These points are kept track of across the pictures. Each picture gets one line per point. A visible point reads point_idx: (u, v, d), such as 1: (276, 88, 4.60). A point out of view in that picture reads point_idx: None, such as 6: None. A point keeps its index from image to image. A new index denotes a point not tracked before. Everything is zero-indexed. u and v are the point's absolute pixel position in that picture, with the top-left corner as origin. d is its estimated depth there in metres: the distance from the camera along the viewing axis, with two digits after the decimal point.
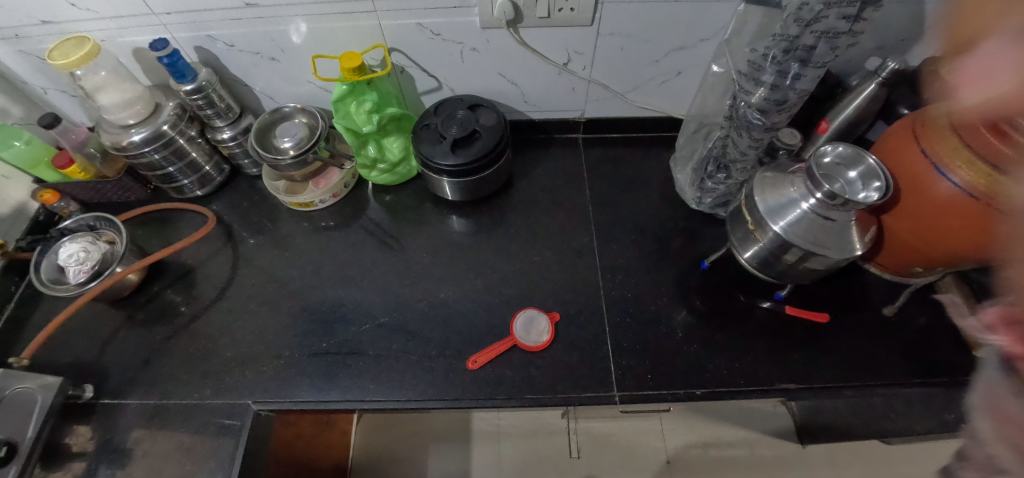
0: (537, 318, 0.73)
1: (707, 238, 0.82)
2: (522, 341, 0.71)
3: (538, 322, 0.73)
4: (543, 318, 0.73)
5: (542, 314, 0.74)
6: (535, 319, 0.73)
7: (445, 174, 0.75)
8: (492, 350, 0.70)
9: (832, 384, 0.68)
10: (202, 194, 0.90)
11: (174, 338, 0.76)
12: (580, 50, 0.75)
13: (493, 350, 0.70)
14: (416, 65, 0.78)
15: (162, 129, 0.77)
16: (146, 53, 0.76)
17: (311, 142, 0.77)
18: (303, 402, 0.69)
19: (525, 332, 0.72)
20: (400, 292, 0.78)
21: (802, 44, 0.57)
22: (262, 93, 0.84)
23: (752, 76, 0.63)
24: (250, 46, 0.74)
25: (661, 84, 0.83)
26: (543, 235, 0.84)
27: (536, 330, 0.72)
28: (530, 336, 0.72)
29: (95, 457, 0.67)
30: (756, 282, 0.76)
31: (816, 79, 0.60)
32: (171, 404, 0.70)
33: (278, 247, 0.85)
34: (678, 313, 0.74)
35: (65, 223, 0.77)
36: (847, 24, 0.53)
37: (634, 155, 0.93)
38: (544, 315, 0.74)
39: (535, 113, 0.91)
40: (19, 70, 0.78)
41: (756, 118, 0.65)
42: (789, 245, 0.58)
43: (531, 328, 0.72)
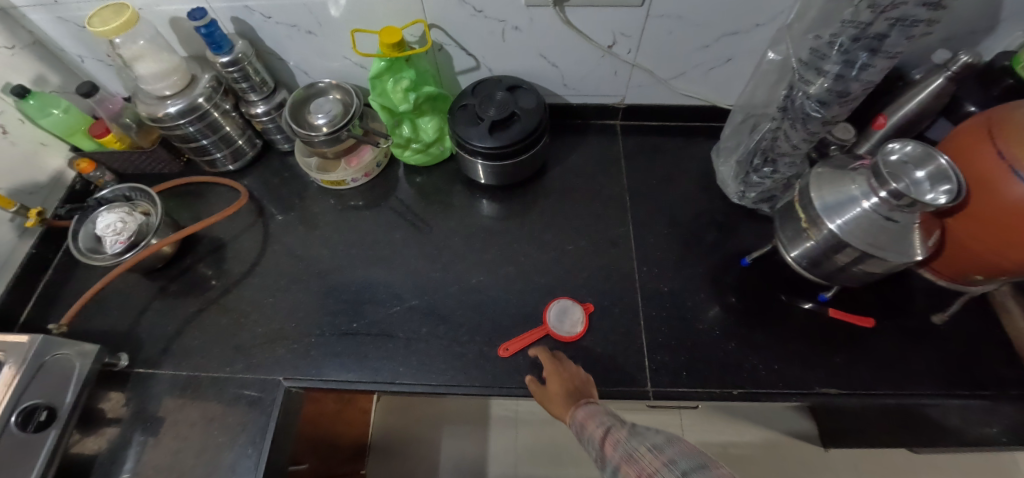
0: (567, 309, 0.72)
1: (747, 234, 0.80)
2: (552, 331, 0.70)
3: (569, 312, 0.72)
4: (572, 308, 0.72)
5: (571, 304, 0.72)
6: (563, 309, 0.72)
7: (480, 156, 0.73)
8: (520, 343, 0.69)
9: (876, 392, 0.65)
10: (234, 168, 0.90)
11: (206, 311, 0.77)
12: (627, 32, 0.72)
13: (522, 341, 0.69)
14: (455, 43, 0.75)
15: (197, 101, 0.76)
16: (182, 23, 0.75)
17: (344, 119, 0.75)
18: (332, 381, 0.69)
19: (555, 323, 0.71)
20: (430, 276, 0.77)
21: (873, 32, 0.52)
22: (297, 67, 0.83)
23: (814, 64, 0.59)
24: (287, 18, 0.72)
25: (709, 70, 0.79)
26: (576, 223, 0.82)
27: (567, 322, 0.71)
28: (560, 327, 0.70)
29: (131, 424, 0.68)
30: (799, 281, 0.74)
31: (885, 69, 0.55)
32: (203, 377, 0.71)
33: (308, 225, 0.85)
34: (713, 308, 0.72)
35: (102, 193, 0.78)
36: (927, 11, 0.49)
37: (673, 145, 0.90)
38: (573, 305, 0.72)
39: (573, 98, 0.88)
40: (57, 37, 0.77)
41: (814, 110, 0.61)
42: (845, 246, 0.55)
43: (562, 319, 0.71)
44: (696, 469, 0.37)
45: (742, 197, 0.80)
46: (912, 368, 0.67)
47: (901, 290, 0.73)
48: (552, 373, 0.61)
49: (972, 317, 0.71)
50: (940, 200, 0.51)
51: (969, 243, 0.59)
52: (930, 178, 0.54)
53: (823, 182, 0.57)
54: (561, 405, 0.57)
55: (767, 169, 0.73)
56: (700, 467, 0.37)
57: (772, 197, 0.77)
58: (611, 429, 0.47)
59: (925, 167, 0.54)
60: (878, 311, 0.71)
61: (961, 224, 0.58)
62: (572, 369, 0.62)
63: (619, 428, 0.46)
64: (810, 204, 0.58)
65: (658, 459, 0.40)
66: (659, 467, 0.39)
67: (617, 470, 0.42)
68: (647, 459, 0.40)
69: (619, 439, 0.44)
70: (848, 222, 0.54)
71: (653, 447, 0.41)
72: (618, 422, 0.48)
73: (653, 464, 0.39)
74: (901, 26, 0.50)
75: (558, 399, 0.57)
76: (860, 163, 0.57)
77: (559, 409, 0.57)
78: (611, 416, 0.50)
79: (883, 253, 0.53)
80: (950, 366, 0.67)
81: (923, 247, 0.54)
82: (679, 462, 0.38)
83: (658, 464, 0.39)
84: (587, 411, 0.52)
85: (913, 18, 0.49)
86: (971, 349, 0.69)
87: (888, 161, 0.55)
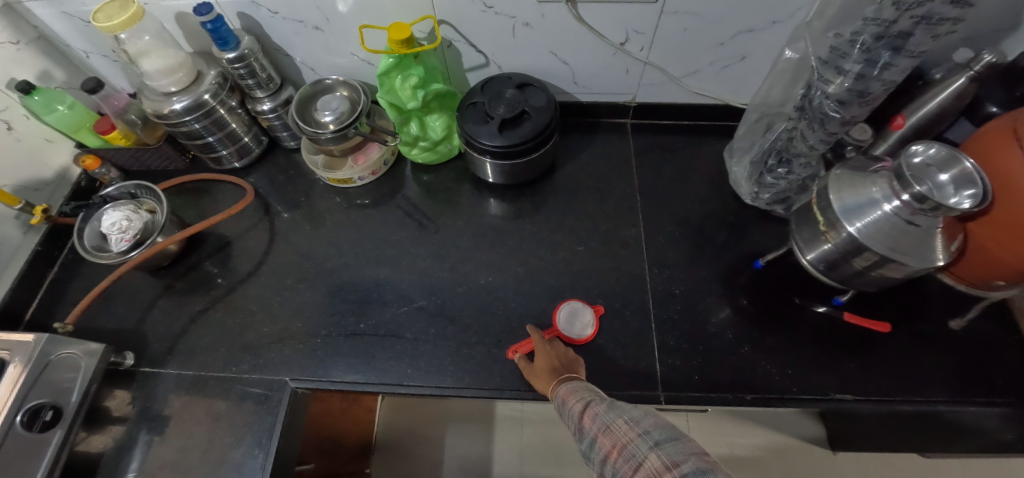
0: (575, 311, 0.70)
1: (759, 236, 0.78)
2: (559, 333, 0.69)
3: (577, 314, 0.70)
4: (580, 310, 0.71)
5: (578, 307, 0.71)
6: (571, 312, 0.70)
7: (489, 155, 0.72)
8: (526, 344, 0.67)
9: (893, 398, 0.64)
10: (240, 165, 0.89)
11: (212, 309, 0.76)
12: (640, 29, 0.70)
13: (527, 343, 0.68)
14: (464, 40, 0.74)
15: (203, 97, 0.75)
16: (188, 18, 0.74)
17: (352, 116, 0.74)
18: (339, 382, 0.68)
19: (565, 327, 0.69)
20: (437, 276, 0.77)
21: (897, 30, 0.51)
22: (303, 64, 0.82)
23: (834, 63, 0.58)
24: (294, 13, 0.71)
25: (723, 68, 0.78)
26: (585, 223, 0.81)
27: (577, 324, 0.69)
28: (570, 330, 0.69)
29: (137, 423, 0.68)
30: (813, 284, 0.72)
31: (909, 69, 0.54)
32: (209, 376, 0.70)
33: (314, 224, 0.84)
34: (725, 311, 0.71)
35: (108, 190, 0.78)
36: (954, 10, 0.46)
37: (684, 144, 0.89)
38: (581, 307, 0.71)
39: (583, 95, 0.86)
40: (62, 32, 0.76)
41: (833, 110, 0.60)
42: (865, 250, 0.54)
43: (571, 323, 0.70)
44: (668, 440, 0.38)
45: (755, 198, 0.79)
46: (929, 375, 0.66)
47: (918, 294, 0.72)
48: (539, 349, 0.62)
49: (990, 322, 0.70)
50: (965, 204, 0.50)
51: (992, 248, 0.57)
52: (954, 181, 0.52)
53: (842, 184, 0.56)
54: (545, 380, 0.58)
55: (782, 169, 0.72)
56: (671, 438, 0.39)
57: (786, 198, 0.76)
58: (590, 403, 0.48)
59: (949, 170, 0.53)
60: (894, 315, 0.70)
61: (984, 228, 0.56)
62: (560, 348, 0.63)
63: (599, 402, 0.47)
64: (828, 206, 0.56)
65: (633, 430, 0.41)
66: (633, 438, 0.40)
67: (594, 442, 0.43)
68: (623, 430, 0.41)
69: (596, 412, 0.46)
70: (868, 226, 0.53)
71: (629, 419, 0.43)
72: (598, 397, 0.49)
73: (628, 434, 0.41)
74: (926, 25, 0.48)
75: (542, 375, 0.59)
76: (882, 165, 0.55)
77: (543, 385, 0.58)
78: (593, 392, 0.50)
79: (903, 258, 0.52)
80: (968, 372, 0.66)
81: (945, 252, 0.53)
82: (652, 433, 0.40)
83: (631, 435, 0.40)
84: (569, 386, 0.52)
85: (939, 16, 0.47)
86: (990, 355, 0.67)
87: (912, 163, 0.53)
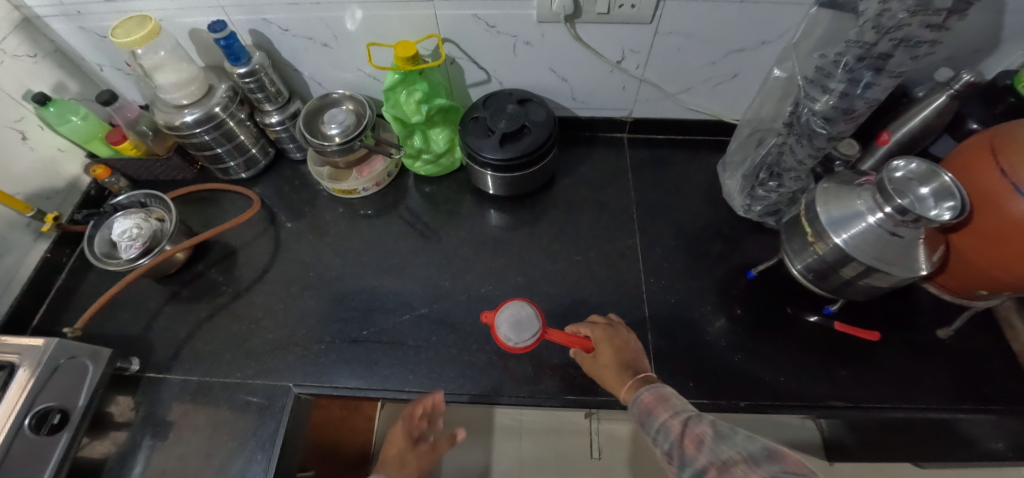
0: (505, 336, 0.63)
1: (753, 247, 0.81)
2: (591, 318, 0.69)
3: (503, 331, 0.63)
4: (496, 326, 0.64)
5: (499, 338, 0.63)
6: (509, 341, 0.63)
7: (490, 168, 0.75)
8: (563, 338, 0.62)
9: (882, 405, 0.66)
10: (247, 176, 0.92)
11: (217, 316, 0.77)
12: (635, 48, 0.74)
13: (567, 338, 0.62)
14: (467, 57, 0.77)
15: (214, 110, 0.77)
16: (201, 34, 0.77)
17: (357, 130, 0.76)
18: (341, 387, 0.69)
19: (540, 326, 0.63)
20: (439, 284, 0.78)
21: (878, 52, 0.54)
22: (311, 78, 0.85)
23: (819, 82, 0.61)
24: (304, 31, 0.73)
25: (715, 86, 0.81)
26: (584, 234, 0.83)
27: (509, 309, 0.64)
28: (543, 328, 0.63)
29: (141, 428, 0.69)
30: (804, 294, 0.74)
31: (890, 87, 0.57)
32: (213, 382, 0.72)
33: (318, 233, 0.86)
34: (720, 320, 0.73)
35: (119, 199, 0.80)
36: (930, 33, 0.50)
37: (679, 158, 0.92)
38: (495, 329, 0.64)
39: (582, 110, 0.89)
40: (78, 46, 0.79)
41: (820, 126, 0.62)
42: (851, 260, 0.56)
43: (514, 322, 0.63)
44: None
45: (748, 211, 0.81)
46: (917, 383, 0.68)
47: (907, 304, 0.74)
48: (603, 341, 0.59)
49: (977, 332, 0.72)
50: (944, 216, 0.52)
51: (973, 259, 0.59)
52: (934, 194, 0.55)
53: (829, 197, 0.58)
54: (619, 379, 0.54)
55: (773, 183, 0.74)
56: None
57: (777, 210, 0.78)
58: (690, 422, 0.42)
59: (929, 184, 0.55)
60: (884, 325, 0.72)
61: (965, 239, 0.59)
62: (623, 338, 0.60)
63: (701, 421, 0.41)
64: (816, 218, 0.59)
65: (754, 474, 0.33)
66: None
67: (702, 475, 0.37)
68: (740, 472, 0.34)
69: (703, 437, 0.39)
70: (853, 237, 0.55)
71: (747, 457, 0.34)
72: (698, 414, 0.43)
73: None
74: (905, 47, 0.52)
75: (614, 373, 0.55)
76: (866, 179, 0.58)
77: (615, 384, 0.55)
78: (688, 406, 0.44)
79: (889, 268, 0.54)
80: (955, 379, 0.68)
81: (928, 262, 0.55)
82: None
83: None
84: (662, 393, 0.47)
85: (917, 39, 0.51)
86: (975, 364, 0.69)
87: (894, 178, 0.56)
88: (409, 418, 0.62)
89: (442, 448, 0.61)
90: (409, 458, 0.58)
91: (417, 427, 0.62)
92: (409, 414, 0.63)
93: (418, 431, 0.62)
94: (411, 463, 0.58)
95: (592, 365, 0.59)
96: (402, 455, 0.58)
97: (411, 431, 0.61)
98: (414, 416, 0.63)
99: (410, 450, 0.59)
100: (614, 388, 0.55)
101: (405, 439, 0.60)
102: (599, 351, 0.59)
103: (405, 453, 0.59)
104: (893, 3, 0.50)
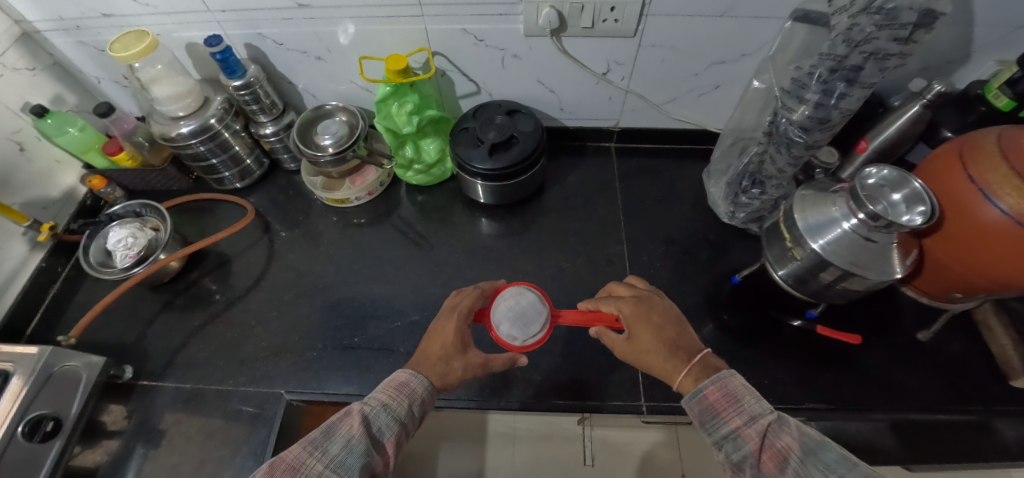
0: (509, 336, 0.58)
1: (738, 253, 0.82)
2: (606, 289, 0.61)
3: (504, 330, 0.58)
4: (495, 328, 0.58)
5: (503, 340, 0.58)
6: (515, 340, 0.58)
7: (480, 177, 0.76)
8: (579, 317, 0.59)
9: (863, 408, 0.67)
10: (241, 186, 0.93)
11: (210, 324, 0.78)
12: (620, 60, 0.76)
13: (586, 316, 0.59)
14: (457, 70, 0.79)
15: (210, 122, 0.79)
16: (198, 48, 0.78)
17: (350, 141, 0.78)
18: (333, 394, 0.70)
19: (540, 313, 0.59)
20: (431, 292, 0.80)
21: (849, 64, 0.56)
22: (305, 91, 0.87)
23: (795, 93, 0.63)
24: (298, 45, 0.76)
25: (699, 96, 0.83)
26: (573, 241, 0.85)
27: (503, 304, 0.59)
28: (543, 314, 0.59)
29: (134, 436, 0.69)
30: (787, 298, 0.76)
31: (862, 98, 0.59)
32: (206, 390, 0.72)
33: (311, 241, 0.87)
34: (706, 325, 0.75)
35: (114, 209, 0.81)
36: (898, 46, 0.53)
37: (666, 167, 0.94)
38: (495, 331, 0.58)
39: (570, 121, 0.92)
40: (77, 60, 0.81)
41: (797, 135, 0.65)
42: (828, 264, 0.58)
43: (512, 317, 0.58)
44: None
45: (732, 217, 0.83)
46: (899, 385, 0.69)
47: (887, 308, 0.75)
48: (637, 322, 0.52)
49: (956, 335, 0.73)
50: (916, 221, 0.54)
51: (946, 263, 0.61)
52: (906, 200, 0.57)
53: (806, 204, 0.60)
54: (672, 366, 0.49)
55: (756, 190, 0.77)
56: None
57: (761, 217, 0.80)
58: (769, 433, 0.40)
59: (900, 190, 0.57)
60: (865, 329, 0.74)
61: (938, 245, 0.61)
62: (660, 310, 0.53)
63: (782, 434, 0.40)
64: (794, 224, 0.61)
65: None
66: None
67: None
68: None
69: (787, 454, 0.38)
70: (830, 242, 0.57)
71: None
72: (777, 422, 0.41)
73: None
74: (875, 59, 0.55)
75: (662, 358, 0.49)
76: (840, 186, 0.60)
77: (667, 372, 0.49)
78: (764, 410, 0.42)
79: (865, 272, 0.56)
80: (934, 381, 0.69)
81: (902, 265, 0.57)
82: None
83: None
84: (735, 394, 0.44)
85: (885, 52, 0.54)
86: (954, 366, 0.71)
87: (866, 184, 0.58)
88: (460, 315, 0.56)
89: (492, 361, 0.54)
90: (453, 361, 0.53)
91: (467, 326, 0.56)
92: (461, 310, 0.57)
93: (467, 330, 0.56)
94: (455, 366, 0.53)
95: (626, 349, 0.52)
96: (447, 355, 0.53)
97: (461, 328, 0.55)
98: (466, 315, 0.56)
99: (456, 352, 0.53)
100: (664, 375, 0.50)
101: (454, 335, 0.54)
102: (635, 334, 0.52)
103: (450, 353, 0.53)
104: (862, 18, 0.53)
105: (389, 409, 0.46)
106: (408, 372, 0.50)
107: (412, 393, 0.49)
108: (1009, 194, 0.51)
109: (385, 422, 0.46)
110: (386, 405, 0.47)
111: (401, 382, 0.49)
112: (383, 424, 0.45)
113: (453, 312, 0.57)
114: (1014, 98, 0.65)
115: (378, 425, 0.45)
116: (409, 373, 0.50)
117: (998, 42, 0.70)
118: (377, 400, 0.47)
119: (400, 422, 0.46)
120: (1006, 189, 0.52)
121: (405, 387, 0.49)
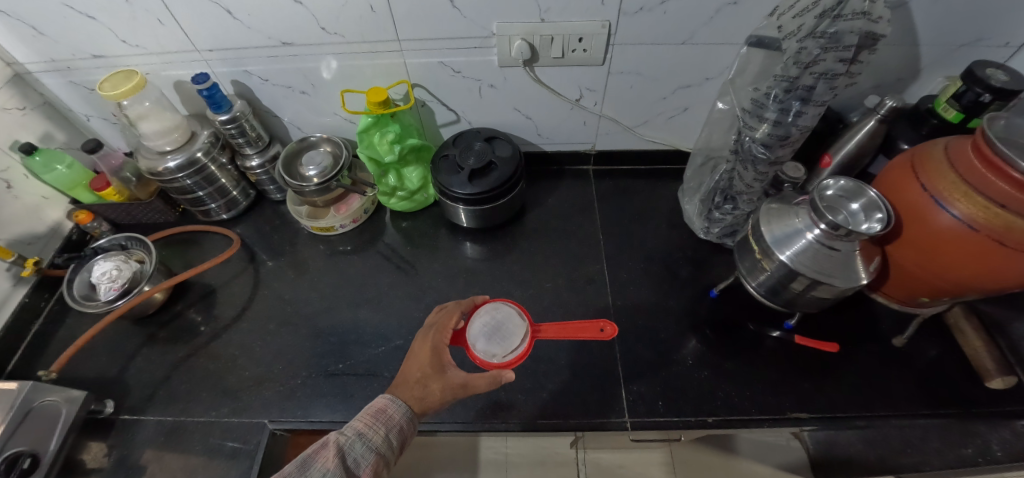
0: (486, 352, 0.59)
1: (715, 268, 0.84)
2: None
3: (481, 346, 0.60)
4: (472, 346, 0.60)
5: (481, 358, 0.59)
6: (495, 357, 0.59)
7: (461, 201, 0.78)
8: (559, 329, 0.64)
9: (845, 415, 0.68)
10: (228, 217, 0.95)
11: (194, 356, 0.78)
12: (592, 87, 0.80)
13: (563, 331, 0.65)
14: (437, 100, 0.83)
15: (197, 155, 0.81)
16: (185, 85, 0.81)
17: (334, 170, 0.80)
18: (317, 421, 0.70)
19: (522, 327, 0.62)
20: (415, 316, 0.80)
21: (802, 84, 0.60)
22: (290, 123, 0.89)
23: (754, 112, 0.66)
24: (283, 80, 0.79)
25: (669, 118, 0.87)
26: (555, 262, 0.86)
27: (478, 321, 0.62)
28: (522, 328, 0.62)
29: (112, 473, 0.67)
30: (765, 311, 0.78)
31: (818, 115, 0.63)
32: (188, 423, 0.71)
33: (296, 270, 0.88)
34: (688, 341, 0.76)
35: (99, 243, 0.82)
36: (844, 66, 0.57)
37: (642, 187, 0.97)
38: (473, 350, 0.60)
39: (547, 145, 0.95)
40: (66, 98, 0.83)
41: (760, 152, 0.68)
42: (796, 274, 0.60)
43: (486, 333, 0.61)
44: None
45: (707, 233, 0.86)
46: (879, 391, 0.70)
47: (863, 316, 0.77)
48: None
49: (932, 340, 0.75)
50: (874, 228, 0.57)
51: (911, 269, 0.64)
52: (864, 208, 0.60)
53: (770, 217, 0.63)
54: None
55: (728, 206, 0.81)
56: None
57: (734, 231, 0.83)
58: None
59: (858, 199, 0.60)
60: (842, 338, 0.75)
61: (901, 251, 0.63)
62: None
63: None
64: (761, 237, 0.63)
65: None
66: None
67: None
68: None
69: None
70: (796, 253, 0.59)
71: None
72: None
73: None
74: (826, 78, 0.59)
75: None
76: (802, 198, 0.63)
77: None
78: None
79: (831, 279, 0.58)
80: (914, 385, 0.70)
81: (866, 272, 0.59)
82: None
83: None
84: None
85: (834, 72, 0.58)
86: (932, 371, 0.72)
87: (825, 195, 0.61)
88: (435, 334, 0.57)
89: (473, 380, 0.53)
90: (431, 382, 0.53)
91: (443, 345, 0.56)
92: (436, 329, 0.58)
93: (444, 349, 0.56)
94: (433, 388, 0.53)
95: None
96: (424, 377, 0.53)
97: (437, 348, 0.56)
98: (441, 333, 0.57)
99: (434, 374, 0.54)
100: None
101: (431, 357, 0.55)
102: None
103: (427, 375, 0.53)
104: (808, 42, 0.57)
105: (365, 439, 0.47)
106: (386, 398, 0.51)
107: (390, 419, 0.49)
108: (959, 201, 0.54)
109: (362, 452, 0.46)
110: (362, 433, 0.47)
111: (378, 409, 0.50)
112: (360, 454, 0.46)
113: (429, 333, 0.58)
114: (961, 110, 0.68)
115: (354, 456, 0.46)
116: (387, 399, 0.51)
117: (944, 59, 0.75)
118: (354, 428, 0.48)
119: (378, 451, 0.47)
120: (955, 196, 0.55)
121: (383, 414, 0.49)
